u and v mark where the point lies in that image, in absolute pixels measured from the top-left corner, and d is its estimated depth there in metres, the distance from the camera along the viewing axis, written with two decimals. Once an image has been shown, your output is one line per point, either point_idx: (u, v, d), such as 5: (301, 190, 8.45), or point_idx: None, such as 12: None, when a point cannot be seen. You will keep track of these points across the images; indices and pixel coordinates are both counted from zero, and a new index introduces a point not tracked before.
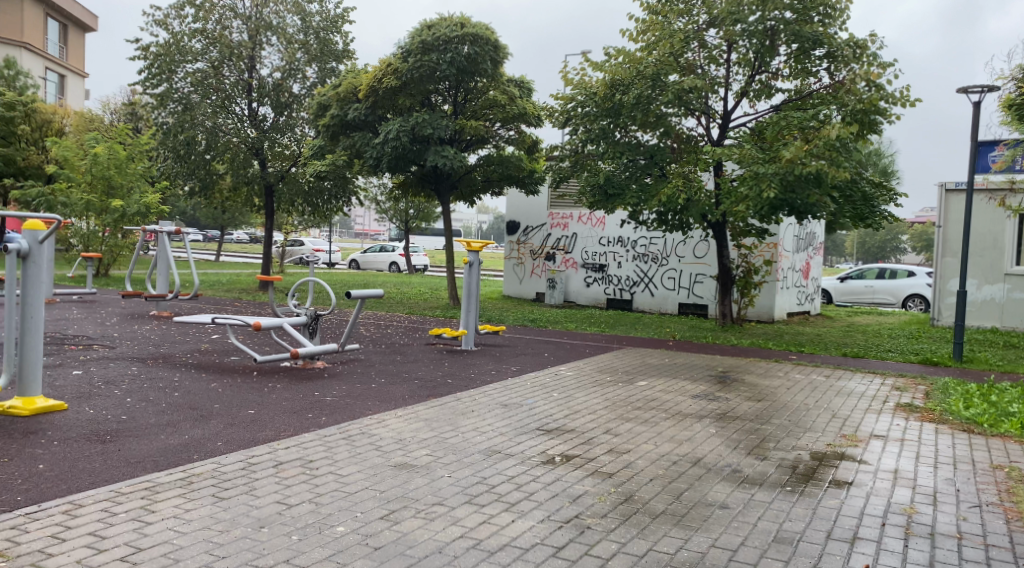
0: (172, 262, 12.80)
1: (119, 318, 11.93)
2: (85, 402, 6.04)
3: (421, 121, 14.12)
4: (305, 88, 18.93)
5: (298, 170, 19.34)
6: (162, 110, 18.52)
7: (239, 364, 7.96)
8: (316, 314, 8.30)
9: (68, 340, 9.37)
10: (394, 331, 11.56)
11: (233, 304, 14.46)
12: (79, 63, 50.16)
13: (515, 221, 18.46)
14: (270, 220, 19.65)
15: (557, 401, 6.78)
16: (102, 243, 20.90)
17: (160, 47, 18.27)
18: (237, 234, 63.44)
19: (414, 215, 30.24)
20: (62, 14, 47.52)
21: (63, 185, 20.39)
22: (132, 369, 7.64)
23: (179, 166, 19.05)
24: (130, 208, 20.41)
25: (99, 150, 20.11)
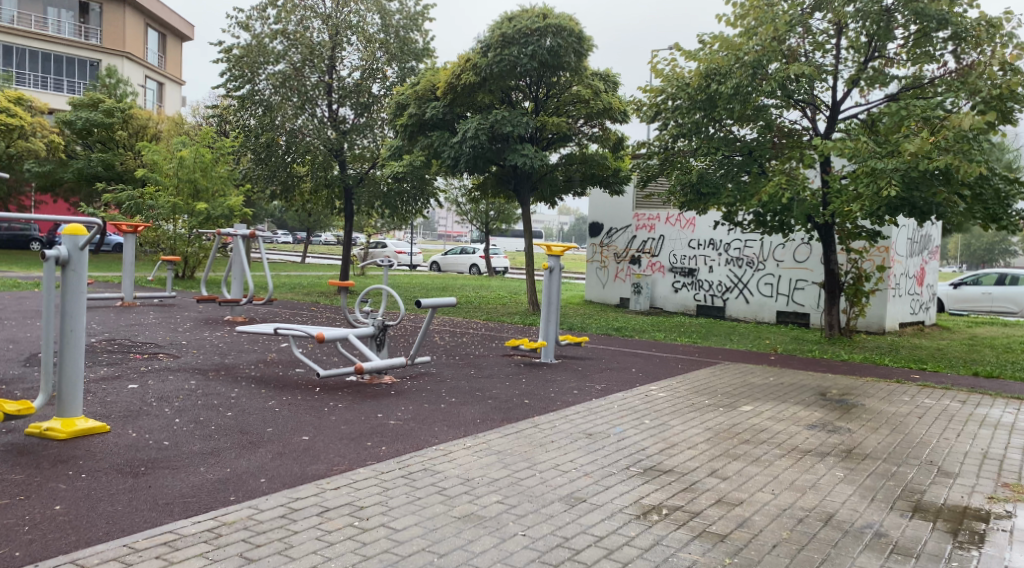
0: (246, 266, 12.45)
1: (193, 323, 11.68)
2: (130, 423, 5.53)
3: (500, 119, 13.42)
4: (384, 88, 18.50)
5: (376, 171, 18.96)
6: (243, 113, 18.45)
7: (302, 378, 7.39)
8: (385, 324, 7.67)
9: (136, 347, 9.06)
10: (470, 340, 10.88)
11: (309, 309, 14.09)
12: (176, 70, 51.93)
13: (599, 223, 17.57)
14: (349, 222, 19.36)
15: (649, 430, 5.92)
16: (188, 245, 21.08)
17: (242, 50, 18.17)
18: (325, 236, 64.63)
19: (494, 216, 29.70)
20: (161, 24, 49.28)
21: (151, 188, 20.67)
22: (191, 382, 7.17)
23: (260, 169, 18.96)
24: (214, 211, 20.54)
25: (185, 153, 20.24)
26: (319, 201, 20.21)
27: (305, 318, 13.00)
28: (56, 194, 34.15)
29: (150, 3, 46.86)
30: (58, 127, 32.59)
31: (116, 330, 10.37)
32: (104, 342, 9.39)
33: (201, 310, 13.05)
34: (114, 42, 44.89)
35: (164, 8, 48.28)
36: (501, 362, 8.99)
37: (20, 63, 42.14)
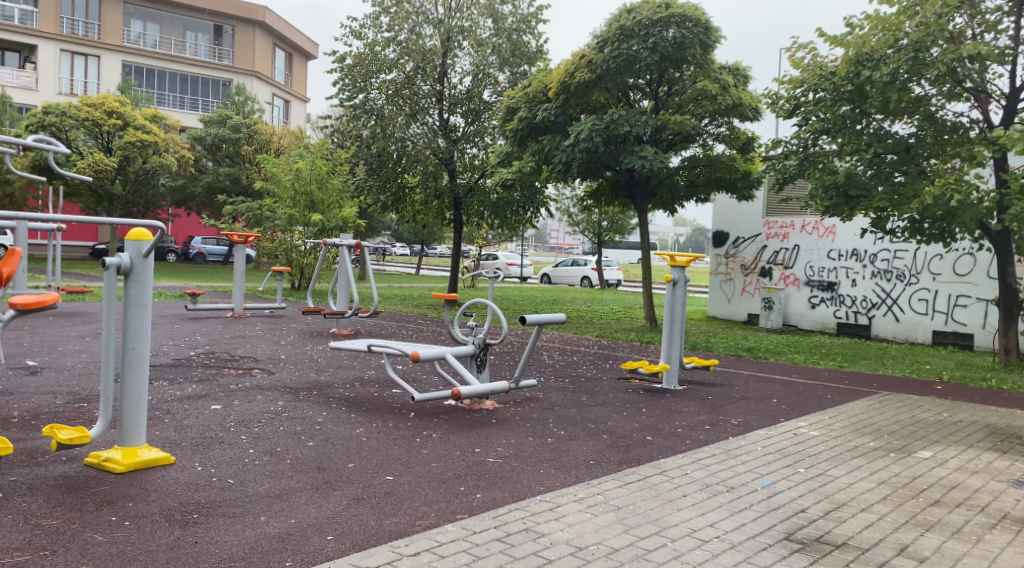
0: (351, 278, 11.93)
1: (297, 336, 11.29)
2: (199, 453, 4.90)
3: (618, 118, 12.41)
4: (495, 94, 17.89)
5: (487, 180, 18.33)
6: (355, 122, 18.25)
7: (396, 403, 6.64)
8: (486, 341, 6.83)
9: (233, 362, 8.63)
10: (584, 360, 9.90)
11: (416, 322, 13.50)
12: (301, 88, 53.81)
13: (724, 231, 16.20)
14: (459, 233, 18.82)
15: (807, 483, 4.78)
16: (302, 256, 21.14)
17: (355, 59, 17.95)
18: (439, 248, 65.29)
19: (608, 227, 28.61)
20: (288, 44, 51.17)
21: (268, 200, 20.90)
22: (278, 404, 6.56)
23: (371, 180, 18.73)
24: (329, 222, 20.30)
25: (301, 165, 20.30)
26: (429, 212, 19.77)
27: (411, 331, 12.43)
28: (188, 208, 35.70)
29: (278, 24, 48.83)
30: (190, 144, 34.08)
31: (218, 342, 10.06)
32: (204, 355, 9.04)
33: (308, 322, 12.73)
34: (245, 62, 47.08)
35: (291, 28, 50.11)
36: (619, 387, 7.97)
37: (160, 84, 44.68)
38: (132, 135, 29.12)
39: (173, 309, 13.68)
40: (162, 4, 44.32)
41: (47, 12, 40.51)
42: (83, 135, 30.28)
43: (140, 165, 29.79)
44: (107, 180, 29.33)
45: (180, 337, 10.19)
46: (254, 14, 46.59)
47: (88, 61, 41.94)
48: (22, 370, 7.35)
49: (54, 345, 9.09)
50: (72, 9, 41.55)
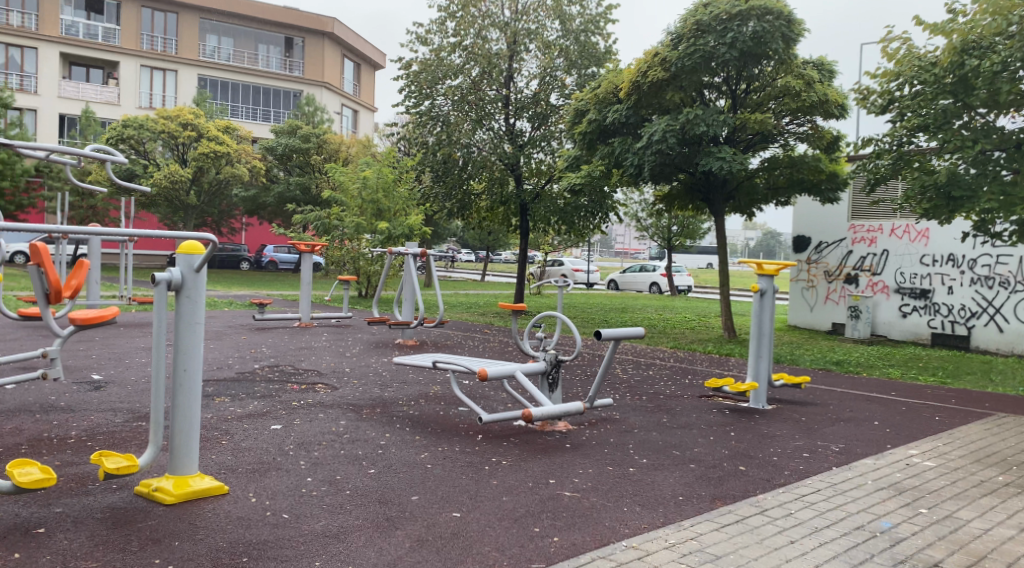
0: (417, 287, 11.62)
1: (362, 347, 11.03)
2: (254, 482, 4.59)
3: (694, 118, 11.80)
4: (562, 97, 17.44)
5: (554, 186, 17.83)
6: (420, 129, 18.01)
7: (465, 424, 6.23)
8: (559, 357, 6.36)
9: (296, 375, 8.38)
10: (661, 375, 9.32)
11: (482, 332, 13.11)
12: (369, 98, 54.45)
13: (805, 236, 15.33)
14: (525, 241, 18.35)
15: (932, 529, 4.16)
16: (369, 264, 21.06)
17: (420, 65, 17.75)
18: (504, 254, 65.15)
19: (678, 231, 27.80)
20: (356, 54, 51.86)
21: (335, 208, 20.88)
22: (340, 423, 6.22)
23: (437, 187, 18.39)
24: (395, 230, 20.14)
25: (368, 173, 20.22)
26: (494, 219, 19.38)
27: (479, 342, 12.03)
28: (260, 217, 36.33)
29: (347, 35, 49.52)
30: (262, 154, 34.66)
31: (284, 354, 9.87)
32: (268, 368, 8.82)
33: (375, 332, 12.47)
34: (314, 73, 47.90)
35: (359, 38, 50.77)
36: (702, 407, 7.39)
37: (234, 97, 45.77)
38: (206, 145, 29.72)
39: (240, 319, 13.63)
40: (236, 18, 45.42)
41: (129, 29, 41.97)
42: (160, 147, 31.10)
43: (213, 175, 30.38)
44: (182, 191, 30.00)
45: (246, 349, 10.03)
46: (323, 25, 47.39)
47: (166, 75, 43.28)
48: (85, 385, 7.23)
49: (122, 357, 9.02)
50: (151, 25, 42.94)
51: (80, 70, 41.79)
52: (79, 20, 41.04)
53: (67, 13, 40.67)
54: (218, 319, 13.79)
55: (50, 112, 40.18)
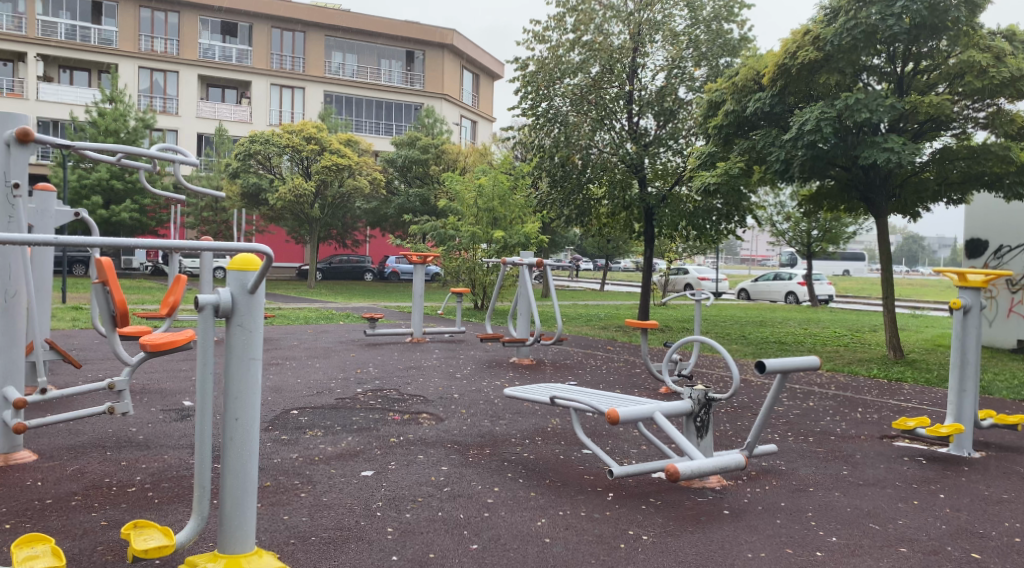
0: (533, 300, 10.55)
1: (474, 366, 10.07)
2: (326, 560, 3.62)
3: (853, 103, 10.18)
4: (691, 91, 16.00)
5: (681, 189, 16.33)
6: (536, 132, 16.98)
7: (593, 476, 5.07)
8: (709, 396, 5.09)
9: (399, 401, 7.48)
10: (826, 410, 7.78)
11: (606, 349, 11.90)
12: (488, 108, 54.31)
13: (982, 239, 13.33)
14: (650, 249, 16.93)
15: None
16: (484, 273, 20.30)
17: (538, 64, 16.78)
18: (624, 263, 63.54)
19: (818, 236, 25.55)
20: (476, 65, 51.82)
21: (452, 218, 20.24)
22: (444, 468, 5.21)
23: (554, 193, 17.24)
24: (511, 238, 19.25)
25: (484, 180, 19.40)
26: (617, 226, 18.08)
27: (603, 362, 10.82)
28: (382, 228, 36.56)
29: (466, 46, 49.54)
30: (383, 166, 34.75)
31: (389, 374, 9.04)
32: (371, 391, 7.98)
33: (490, 349, 11.51)
34: (434, 85, 48.14)
35: (478, 49, 50.72)
36: (888, 455, 5.88)
37: (357, 112, 46.61)
38: (328, 159, 29.93)
39: (351, 335, 13.05)
40: (359, 34, 46.26)
41: (260, 50, 43.55)
42: (285, 161, 31.72)
43: (336, 188, 30.60)
44: (306, 204, 30.37)
45: (351, 370, 9.26)
46: (443, 38, 47.62)
47: (295, 92, 44.69)
48: (172, 413, 6.59)
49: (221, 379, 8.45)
50: (280, 45, 44.39)
51: (216, 91, 43.85)
52: (215, 43, 42.89)
53: (205, 37, 42.60)
54: (330, 334, 13.26)
55: (189, 132, 42.22)
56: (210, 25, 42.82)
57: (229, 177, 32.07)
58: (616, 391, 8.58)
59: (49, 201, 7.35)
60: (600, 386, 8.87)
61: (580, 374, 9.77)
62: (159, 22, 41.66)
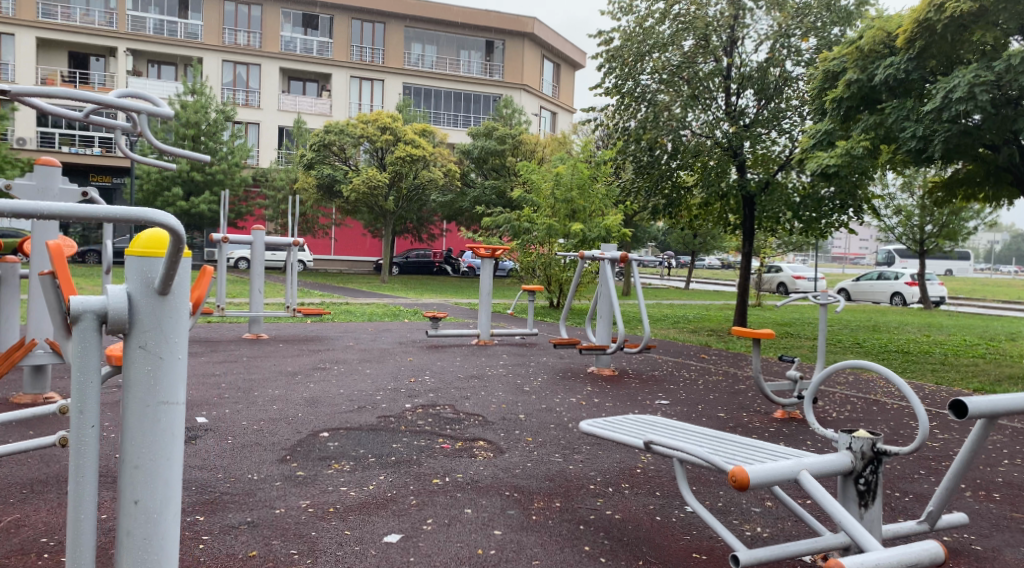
0: (615, 302, 9.02)
1: (547, 377, 8.63)
2: None
3: (1018, 63, 8.27)
4: (800, 66, 14.21)
5: (787, 176, 14.45)
6: (621, 113, 15.41)
7: (703, 556, 3.59)
8: (878, 448, 3.49)
9: (453, 423, 6.12)
10: (1000, 450, 6.03)
11: (700, 359, 10.27)
12: (568, 99, 52.69)
13: None
14: (749, 244, 15.10)
15: None
16: (562, 270, 18.83)
17: (624, 38, 15.21)
18: (711, 260, 60.96)
19: (934, 231, 22.96)
20: (557, 54, 50.30)
21: (527, 210, 18.83)
22: (497, 532, 3.82)
23: (639, 180, 15.60)
24: (590, 231, 17.67)
25: (562, 168, 17.92)
26: (710, 218, 16.31)
27: (698, 374, 9.22)
28: (457, 221, 35.48)
29: (547, 34, 47.99)
30: (459, 157, 33.61)
31: (446, 385, 7.73)
32: (422, 408, 6.65)
33: (566, 355, 10.06)
34: (514, 75, 46.81)
35: (560, 37, 49.21)
36: None
37: (436, 104, 45.72)
38: (402, 149, 28.84)
39: (412, 334, 11.83)
40: (438, 24, 45.30)
41: (340, 42, 43.23)
42: (360, 153, 31.02)
43: (410, 180, 29.54)
44: (380, 197, 29.40)
45: (399, 379, 7.95)
46: (523, 26, 46.26)
47: (374, 85, 44.20)
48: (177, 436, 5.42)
49: (252, 388, 7.28)
50: (361, 37, 43.97)
51: (298, 84, 43.73)
52: (297, 35, 42.78)
53: (286, 29, 42.52)
54: (391, 333, 12.07)
55: (270, 125, 42.20)
56: (291, 18, 42.74)
57: (304, 169, 31.54)
58: (720, 415, 6.99)
59: (55, 176, 6.33)
60: (698, 406, 7.31)
61: (671, 389, 8.22)
62: (242, 15, 41.76)
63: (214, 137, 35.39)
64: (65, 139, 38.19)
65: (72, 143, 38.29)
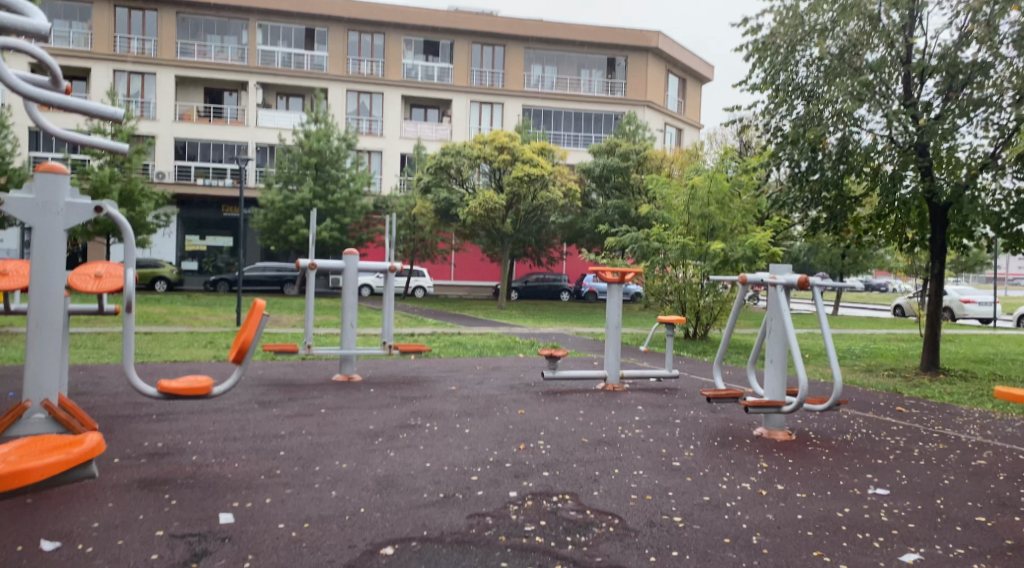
0: (789, 342, 6.77)
1: (700, 443, 6.51)
2: None
3: None
4: (1004, 45, 11.37)
5: (988, 181, 11.55)
6: (771, 113, 13.16)
7: None
8: None
9: (577, 533, 4.17)
10: None
11: (902, 421, 7.76)
12: (696, 114, 49.92)
13: None
14: (940, 263, 12.37)
15: None
16: (700, 298, 16.38)
17: (775, 23, 12.90)
18: (856, 283, 55.97)
19: None
20: (683, 68, 47.82)
21: (657, 228, 16.59)
22: None
23: (796, 190, 13.24)
24: (732, 251, 15.35)
25: (698, 180, 15.68)
26: (883, 233, 13.60)
27: (908, 442, 6.81)
28: (579, 244, 33.47)
29: (672, 47, 45.66)
30: (580, 177, 31.69)
31: (567, 457, 5.78)
32: (533, 500, 4.72)
33: (721, 409, 7.87)
34: (638, 91, 44.62)
35: (687, 50, 46.75)
36: None
37: (557, 124, 44.06)
38: (519, 169, 27.21)
39: (528, 376, 9.94)
40: (559, 43, 43.92)
41: (460, 67, 42.65)
42: (478, 175, 29.71)
43: (529, 202, 27.85)
44: (497, 220, 27.97)
45: (496, 446, 6.07)
46: (648, 40, 44.20)
47: (494, 108, 43.24)
48: (178, 553, 3.76)
49: (316, 458, 5.60)
50: (481, 60, 43.23)
51: (419, 111, 43.43)
52: (418, 63, 42.59)
53: (408, 56, 42.39)
54: (502, 372, 10.27)
55: (392, 152, 42.00)
56: (413, 45, 42.54)
57: (421, 194, 30.63)
58: (979, 519, 4.63)
59: (63, 187, 4.90)
60: (936, 500, 4.98)
61: (879, 465, 5.90)
62: (366, 44, 41.89)
63: (336, 165, 35.27)
64: (200, 172, 39.41)
65: (207, 175, 39.44)
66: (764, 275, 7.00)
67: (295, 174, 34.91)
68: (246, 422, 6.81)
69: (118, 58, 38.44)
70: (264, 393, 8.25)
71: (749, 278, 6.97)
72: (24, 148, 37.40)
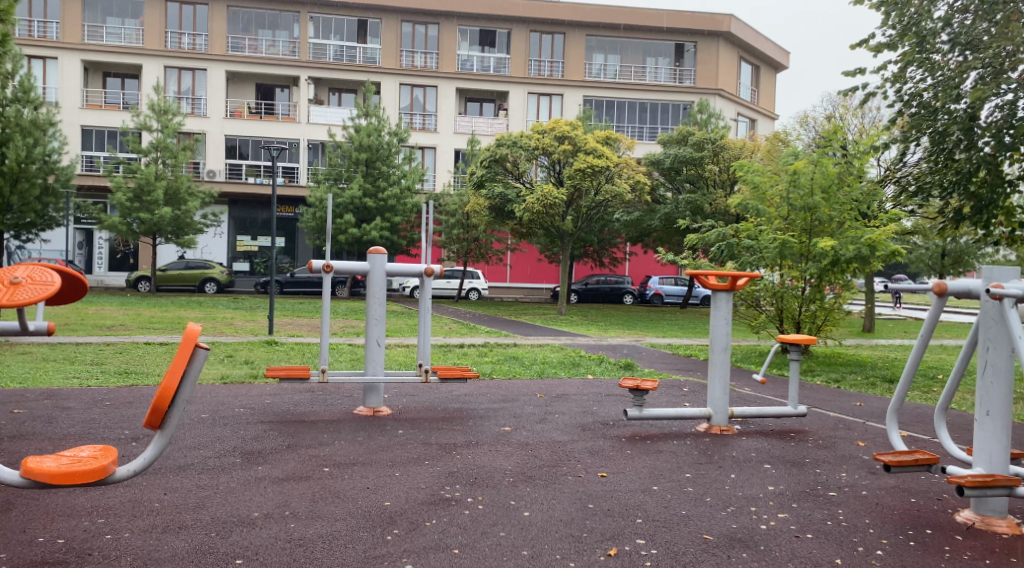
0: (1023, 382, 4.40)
1: (891, 545, 4.17)
2: None
3: None
4: None
5: None
6: (903, 78, 10.77)
7: None
8: None
9: None
10: None
11: None
12: (769, 104, 46.82)
13: None
14: None
15: None
16: (800, 304, 13.86)
17: None
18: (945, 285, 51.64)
19: None
20: (754, 54, 44.73)
21: (748, 223, 14.07)
22: None
23: (935, 173, 10.69)
24: (843, 249, 12.83)
25: (800, 165, 13.17)
26: None
27: None
28: (646, 243, 30.97)
29: (744, 31, 42.66)
30: (647, 169, 29.22)
31: None
32: None
33: (889, 480, 5.49)
34: (707, 80, 41.80)
35: (759, 36, 43.71)
36: None
37: (619, 116, 41.51)
38: (581, 161, 24.86)
39: (605, 411, 7.69)
40: (623, 31, 41.37)
41: (518, 57, 40.51)
42: (537, 168, 27.51)
43: (592, 197, 25.49)
44: (557, 217, 25.70)
45: (564, 552, 3.88)
46: (719, 25, 41.37)
47: (553, 99, 40.92)
48: None
49: None
50: (539, 51, 41.02)
51: (475, 105, 41.41)
52: (474, 54, 40.65)
53: (463, 48, 40.49)
54: (572, 404, 8.03)
55: (447, 148, 40.16)
56: (469, 36, 40.64)
57: (475, 189, 28.55)
58: None
59: None
60: None
61: None
62: (420, 36, 40.17)
63: (388, 161, 33.51)
64: (251, 170, 38.12)
65: (257, 173, 38.12)
66: (975, 282, 4.65)
67: (345, 170, 33.28)
68: (211, 492, 4.74)
69: (170, 53, 37.39)
70: (258, 437, 6.21)
71: (952, 286, 4.63)
72: (75, 147, 36.73)
